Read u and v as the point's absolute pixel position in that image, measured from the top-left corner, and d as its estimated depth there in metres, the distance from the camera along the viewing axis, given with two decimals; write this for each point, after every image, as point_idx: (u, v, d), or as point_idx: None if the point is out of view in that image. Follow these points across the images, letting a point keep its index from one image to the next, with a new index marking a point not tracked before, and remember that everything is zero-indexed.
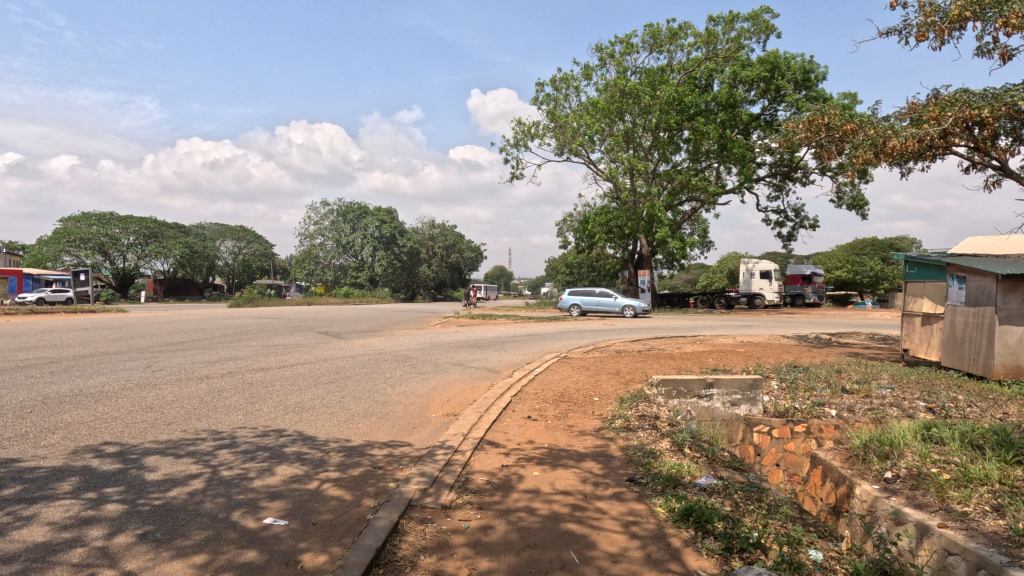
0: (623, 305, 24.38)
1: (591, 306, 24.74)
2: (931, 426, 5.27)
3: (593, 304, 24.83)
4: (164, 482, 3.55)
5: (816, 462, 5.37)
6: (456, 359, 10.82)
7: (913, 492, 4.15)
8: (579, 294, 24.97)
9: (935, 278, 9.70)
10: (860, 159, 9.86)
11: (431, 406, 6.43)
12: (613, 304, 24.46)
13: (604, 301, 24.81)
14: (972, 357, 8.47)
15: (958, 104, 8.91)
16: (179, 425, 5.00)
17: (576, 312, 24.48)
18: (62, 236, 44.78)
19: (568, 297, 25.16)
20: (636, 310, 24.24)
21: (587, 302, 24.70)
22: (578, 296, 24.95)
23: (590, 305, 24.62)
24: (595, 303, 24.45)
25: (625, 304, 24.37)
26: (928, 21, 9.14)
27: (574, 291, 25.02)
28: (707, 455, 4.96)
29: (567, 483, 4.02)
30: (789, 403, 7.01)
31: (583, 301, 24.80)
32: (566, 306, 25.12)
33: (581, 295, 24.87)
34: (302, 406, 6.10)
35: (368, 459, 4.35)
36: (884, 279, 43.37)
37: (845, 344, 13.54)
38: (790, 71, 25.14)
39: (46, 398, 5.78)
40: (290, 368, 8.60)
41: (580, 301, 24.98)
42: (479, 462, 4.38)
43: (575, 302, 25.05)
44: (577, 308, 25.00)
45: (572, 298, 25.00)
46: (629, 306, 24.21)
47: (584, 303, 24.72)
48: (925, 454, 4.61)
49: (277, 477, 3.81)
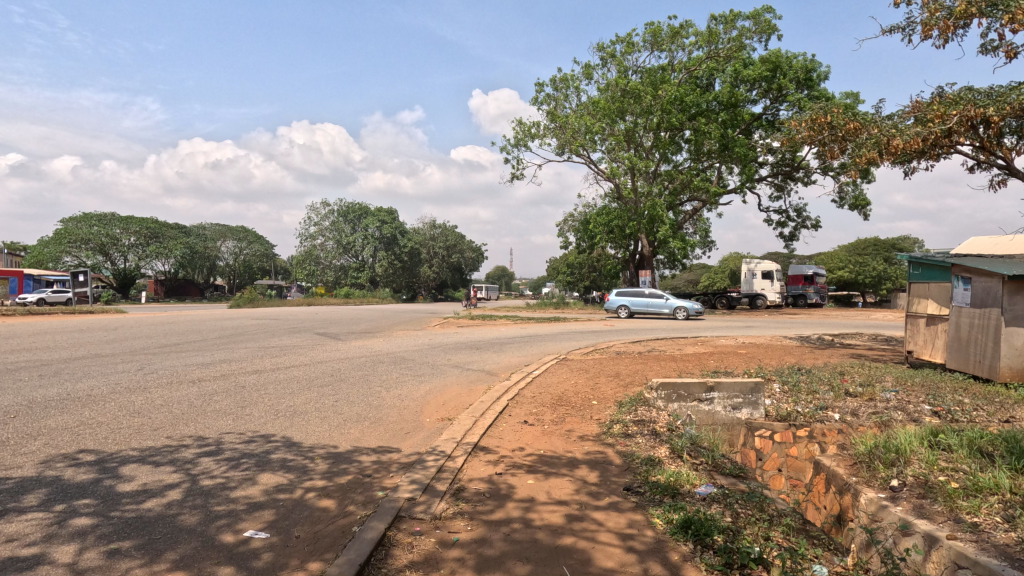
0: (675, 307, 23.30)
1: (640, 307, 23.58)
2: (938, 431, 5.12)
3: (642, 306, 23.68)
4: (139, 494, 3.45)
5: (819, 468, 5.24)
6: (453, 361, 10.67)
7: (921, 501, 4.01)
8: (628, 295, 23.88)
9: (939, 279, 9.52)
10: (863, 159, 9.70)
11: (425, 410, 6.30)
12: (664, 305, 23.34)
13: (654, 303, 23.70)
14: (978, 359, 8.32)
15: (962, 103, 8.77)
16: (164, 431, 4.88)
17: (623, 313, 23.35)
18: (63, 237, 44.87)
19: (615, 298, 23.98)
20: (688, 313, 23.15)
21: (636, 303, 23.59)
22: (627, 296, 23.80)
23: (640, 306, 23.49)
24: (645, 304, 23.31)
25: (675, 306, 23.35)
26: (934, 16, 8.99)
27: (623, 292, 23.97)
28: (708, 462, 4.82)
29: (562, 492, 3.88)
30: (791, 407, 6.86)
31: (632, 302, 23.59)
32: (612, 308, 23.94)
33: (629, 296, 23.75)
34: (292, 410, 5.97)
35: (356, 467, 4.21)
36: (886, 279, 43.13)
37: (848, 345, 13.36)
38: (792, 71, 24.94)
39: (32, 402, 5.67)
40: (285, 371, 8.46)
41: (629, 303, 23.79)
42: (471, 469, 4.25)
43: (623, 303, 23.89)
44: (625, 310, 23.81)
45: (620, 299, 23.85)
46: (680, 308, 23.21)
47: (633, 304, 23.52)
48: (932, 461, 4.46)
49: (259, 487, 3.69)
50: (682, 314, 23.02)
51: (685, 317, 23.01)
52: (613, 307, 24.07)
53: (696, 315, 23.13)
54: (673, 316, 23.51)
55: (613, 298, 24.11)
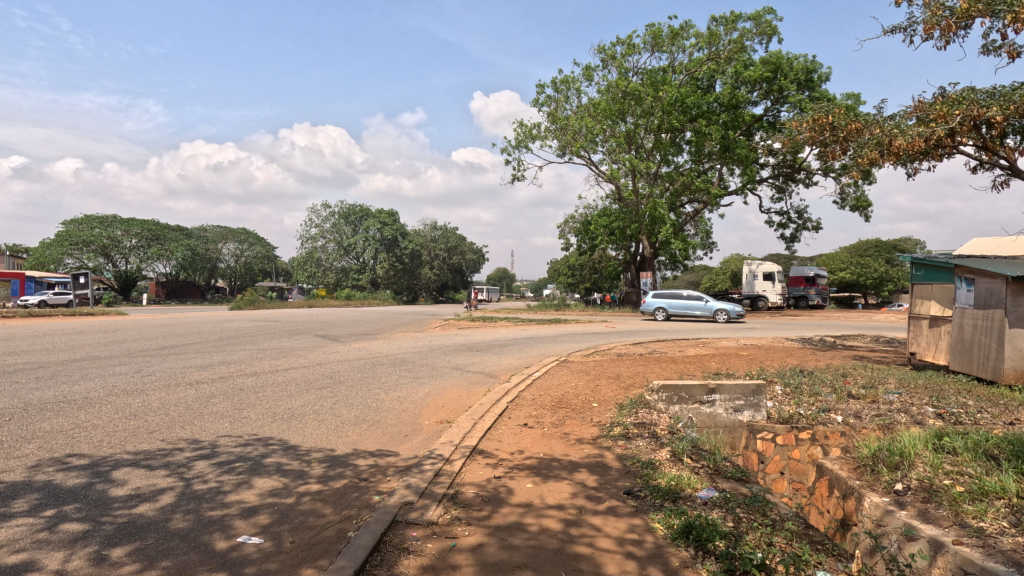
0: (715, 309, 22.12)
1: (678, 310, 22.89)
2: (943, 434, 5.06)
3: (681, 307, 22.88)
4: (131, 498, 3.41)
5: (822, 472, 5.19)
6: (453, 363, 10.60)
7: (925, 505, 3.96)
8: (664, 297, 23.19)
9: (942, 280, 9.47)
10: (865, 159, 9.64)
11: (424, 413, 6.25)
12: (703, 307, 22.31)
13: (694, 305, 22.73)
14: (981, 361, 8.25)
15: (965, 102, 8.70)
16: (160, 434, 4.84)
17: (659, 316, 22.78)
18: (65, 240, 44.97)
19: (652, 300, 23.46)
20: (730, 315, 21.85)
21: (673, 305, 22.84)
22: (664, 298, 23.12)
23: (677, 307, 22.73)
24: (681, 305, 22.52)
25: (716, 308, 22.13)
26: (937, 15, 8.94)
27: (659, 294, 23.29)
28: (709, 465, 4.76)
29: (562, 496, 3.83)
30: (794, 409, 6.77)
31: (669, 304, 22.88)
32: (650, 309, 23.44)
33: (666, 298, 23.06)
34: (289, 413, 5.91)
35: (352, 471, 4.16)
36: (888, 280, 43.07)
37: (850, 347, 13.29)
38: (793, 72, 24.91)
39: (28, 404, 5.63)
40: (283, 373, 8.40)
41: (667, 305, 23.10)
42: (469, 473, 4.20)
43: (660, 305, 23.26)
44: (662, 312, 23.15)
45: (657, 301, 23.27)
46: (721, 311, 21.97)
47: (670, 306, 22.83)
48: (937, 464, 4.40)
49: (254, 491, 3.64)
50: (722, 316, 21.81)
51: (726, 320, 21.73)
52: (650, 308, 23.49)
53: (739, 317, 21.79)
54: (714, 318, 22.34)
55: (650, 299, 23.53)
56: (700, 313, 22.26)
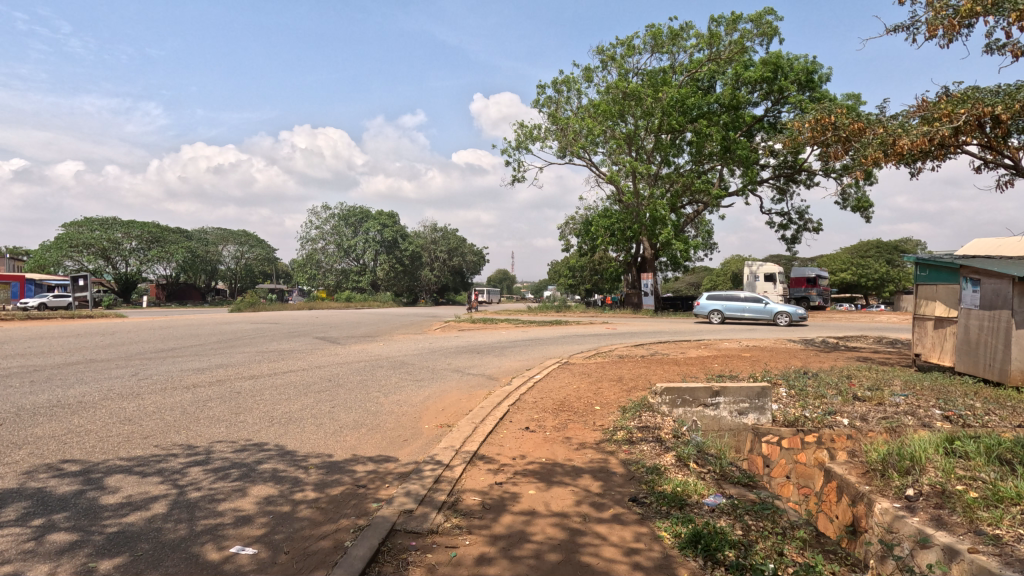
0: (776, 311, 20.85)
1: (734, 312, 21.39)
2: (954, 438, 4.94)
3: (737, 310, 21.43)
4: (123, 506, 3.32)
5: (830, 476, 5.07)
6: (454, 365, 10.49)
7: (938, 511, 3.85)
8: (720, 299, 21.72)
9: (947, 281, 9.38)
10: (868, 159, 9.49)
11: (424, 417, 6.15)
12: (764, 310, 20.95)
13: (751, 308, 21.37)
14: (988, 363, 8.14)
15: (970, 101, 8.60)
16: (154, 439, 4.74)
17: (715, 319, 21.26)
18: (65, 242, 44.86)
19: (706, 302, 21.76)
20: (791, 318, 20.69)
21: (730, 307, 21.39)
22: (719, 300, 21.57)
23: (734, 310, 21.31)
24: (741, 308, 21.12)
25: (776, 311, 20.91)
26: (940, 15, 8.85)
27: (714, 295, 21.82)
28: (715, 471, 4.65)
29: (565, 503, 3.73)
30: (800, 412, 6.65)
31: (726, 307, 21.34)
32: (703, 312, 21.77)
33: (722, 300, 21.48)
34: (287, 417, 5.81)
35: (350, 478, 4.05)
36: (889, 281, 43.02)
37: (853, 348, 13.19)
38: (793, 72, 24.83)
39: (21, 409, 5.52)
40: (281, 376, 8.31)
41: (723, 307, 21.58)
42: (470, 479, 4.10)
43: (716, 307, 21.73)
44: (718, 315, 21.59)
45: (712, 303, 21.60)
46: (782, 314, 20.75)
47: (727, 309, 21.30)
48: (949, 469, 4.29)
49: (250, 498, 3.54)
50: (785, 319, 20.61)
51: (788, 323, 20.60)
52: (703, 311, 21.82)
53: (799, 320, 20.75)
54: (774, 321, 21.12)
55: (704, 301, 21.82)
56: (761, 317, 20.95)
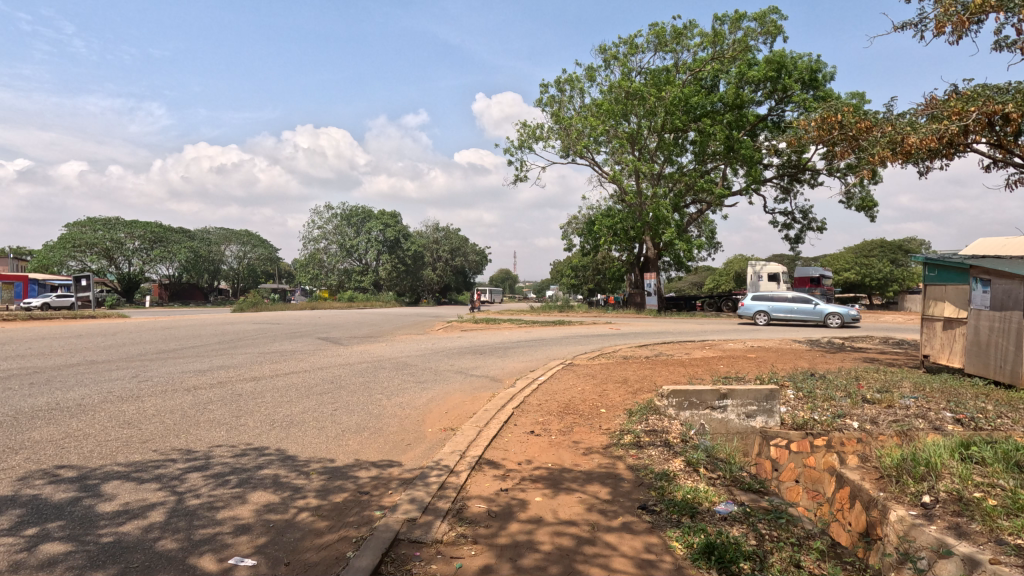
0: (826, 313, 19.85)
1: (782, 313, 20.49)
2: (970, 443, 4.82)
3: (784, 311, 20.55)
4: (119, 514, 3.23)
5: (842, 482, 4.97)
6: (457, 366, 10.41)
7: (956, 520, 3.75)
8: (766, 299, 20.87)
9: (956, 280, 9.25)
10: (876, 157, 9.34)
11: (428, 420, 6.06)
12: (813, 311, 19.97)
13: (799, 309, 20.43)
14: (999, 364, 8.01)
15: (980, 98, 8.47)
16: (153, 444, 4.66)
17: (761, 320, 20.45)
18: (68, 241, 44.92)
19: (751, 302, 20.99)
20: (843, 319, 19.65)
21: (777, 308, 20.50)
22: (765, 300, 20.75)
23: (781, 311, 20.42)
24: (788, 309, 20.21)
25: (827, 312, 19.92)
26: (949, 11, 8.69)
27: (760, 296, 21.00)
28: (725, 476, 4.55)
29: (573, 510, 3.63)
30: (808, 415, 6.51)
31: (772, 307, 20.50)
32: (748, 313, 21.00)
33: (768, 300, 20.62)
34: (289, 420, 5.73)
35: (353, 484, 3.97)
36: (893, 281, 42.88)
37: (859, 349, 13.06)
38: (797, 71, 24.66)
39: (18, 413, 5.44)
40: (283, 378, 8.21)
41: (769, 308, 20.74)
42: (475, 485, 4.01)
43: (762, 308, 20.89)
44: (764, 315, 20.73)
45: (757, 303, 20.81)
46: (833, 314, 19.75)
47: (774, 310, 20.45)
48: (966, 476, 4.18)
49: (249, 506, 3.45)
50: (835, 320, 19.63)
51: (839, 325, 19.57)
52: (748, 312, 21.02)
53: (852, 322, 19.65)
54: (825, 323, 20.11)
55: (748, 302, 21.06)
56: (809, 318, 20.01)
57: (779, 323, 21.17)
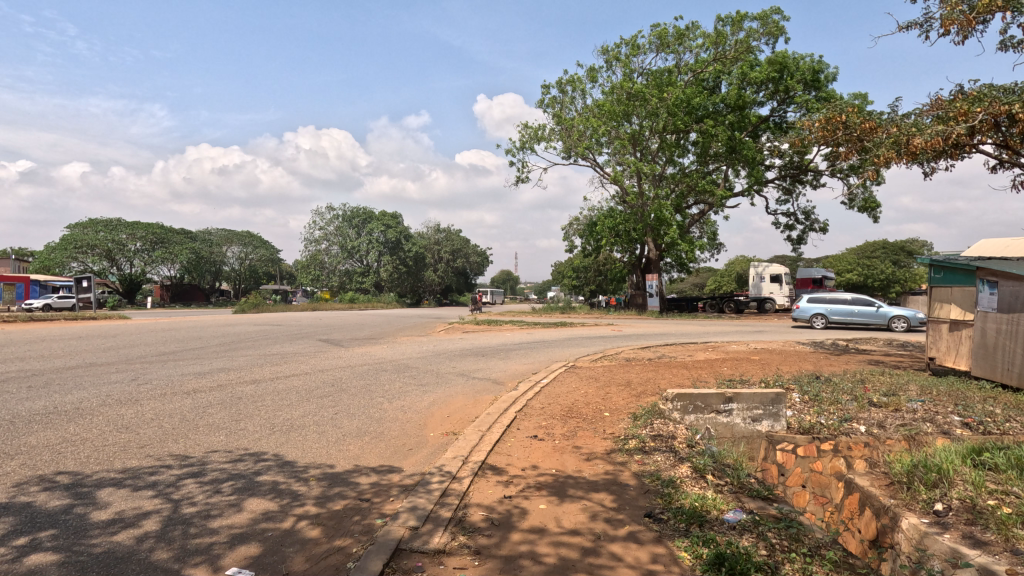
0: (890, 316, 18.78)
1: (841, 316, 19.53)
2: (981, 449, 4.74)
3: (843, 314, 19.58)
4: (112, 523, 3.17)
5: (851, 488, 4.90)
6: (459, 369, 10.36)
7: (970, 528, 3.66)
8: (823, 301, 19.98)
9: (963, 282, 9.15)
10: (881, 158, 9.22)
11: (429, 425, 5.97)
12: (876, 314, 18.95)
13: (860, 312, 19.43)
14: (1006, 367, 7.91)
15: (987, 99, 8.37)
16: (150, 450, 4.58)
17: (818, 323, 19.58)
18: (70, 243, 44.98)
19: (807, 305, 20.16)
20: (909, 323, 18.55)
21: (835, 311, 19.57)
22: (822, 303, 19.87)
23: (841, 314, 19.49)
24: (848, 311, 19.26)
25: (891, 315, 18.86)
26: (955, 10, 8.56)
27: (815, 298, 20.13)
28: (733, 483, 4.47)
29: (579, 519, 3.55)
30: (815, 419, 6.38)
31: (831, 310, 19.59)
32: (804, 316, 20.15)
33: (826, 302, 19.74)
34: (288, 425, 5.65)
35: (353, 491, 3.88)
36: (895, 282, 42.74)
37: (864, 351, 12.95)
38: (800, 71, 24.55)
39: (15, 417, 5.37)
40: (283, 381, 8.13)
41: (826, 310, 19.82)
42: (478, 493, 3.93)
43: (819, 311, 19.98)
44: (821, 319, 19.82)
45: (814, 306, 19.96)
46: (897, 318, 18.65)
47: (832, 312, 19.54)
48: (979, 483, 4.09)
49: (245, 514, 3.39)
50: (900, 324, 18.54)
51: (905, 329, 18.47)
52: (805, 315, 20.20)
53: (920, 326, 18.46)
54: (890, 328, 18.98)
55: (804, 304, 20.27)
56: (871, 322, 18.95)
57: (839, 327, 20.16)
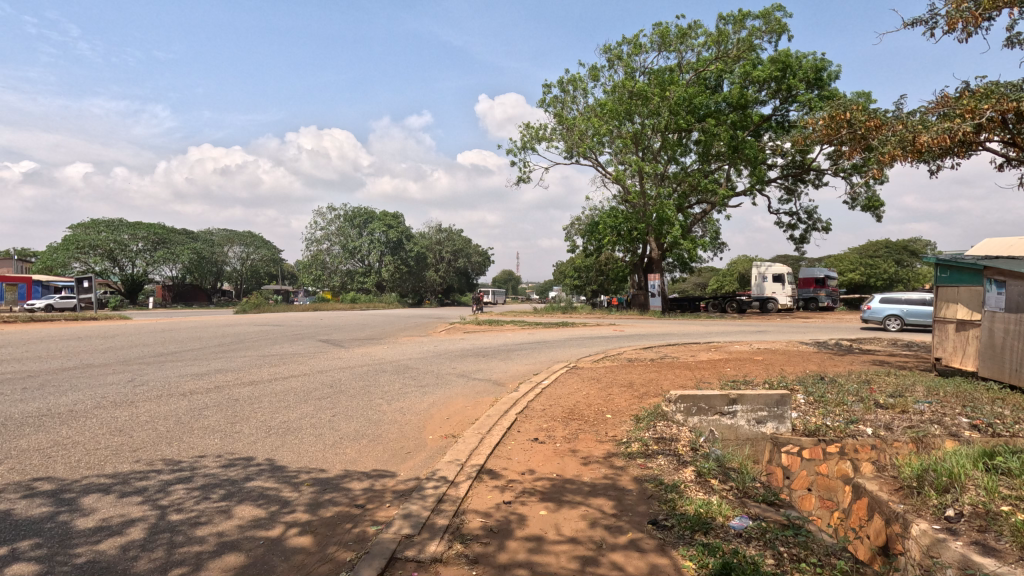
0: None
1: (919, 318, 18.78)
2: (993, 453, 4.61)
3: (920, 315, 18.84)
4: (96, 532, 3.16)
5: (859, 492, 4.79)
6: (458, 369, 10.26)
7: (983, 536, 3.55)
8: (897, 301, 19.22)
9: (969, 282, 9.01)
10: (887, 156, 9.06)
11: (429, 427, 5.88)
12: None
13: None
14: (1015, 367, 7.77)
15: (994, 96, 8.25)
16: (142, 453, 4.53)
17: (893, 326, 18.93)
18: (71, 243, 45.07)
19: (881, 306, 19.43)
20: None
21: (912, 312, 18.84)
22: (897, 303, 19.09)
23: (917, 315, 18.76)
24: (927, 313, 18.49)
25: None
26: (961, 7, 8.42)
27: (889, 298, 19.36)
28: (738, 487, 4.37)
29: (578, 527, 3.45)
30: (820, 421, 6.27)
31: (907, 312, 18.85)
32: (878, 317, 19.48)
33: (901, 303, 18.97)
34: (284, 427, 5.57)
35: (345, 497, 3.82)
36: (897, 282, 42.53)
37: (869, 351, 12.84)
38: (801, 71, 24.43)
39: (7, 419, 5.31)
40: (282, 382, 8.05)
41: (901, 311, 19.08)
42: (476, 498, 3.84)
43: (893, 312, 19.25)
44: (897, 321, 19.15)
45: (889, 307, 19.22)
46: None
47: (909, 314, 18.80)
48: (992, 489, 3.97)
49: (233, 522, 3.37)
50: None
51: None
52: (877, 315, 19.55)
53: None
54: None
55: (877, 305, 19.59)
56: None
57: (914, 326, 19.45)
